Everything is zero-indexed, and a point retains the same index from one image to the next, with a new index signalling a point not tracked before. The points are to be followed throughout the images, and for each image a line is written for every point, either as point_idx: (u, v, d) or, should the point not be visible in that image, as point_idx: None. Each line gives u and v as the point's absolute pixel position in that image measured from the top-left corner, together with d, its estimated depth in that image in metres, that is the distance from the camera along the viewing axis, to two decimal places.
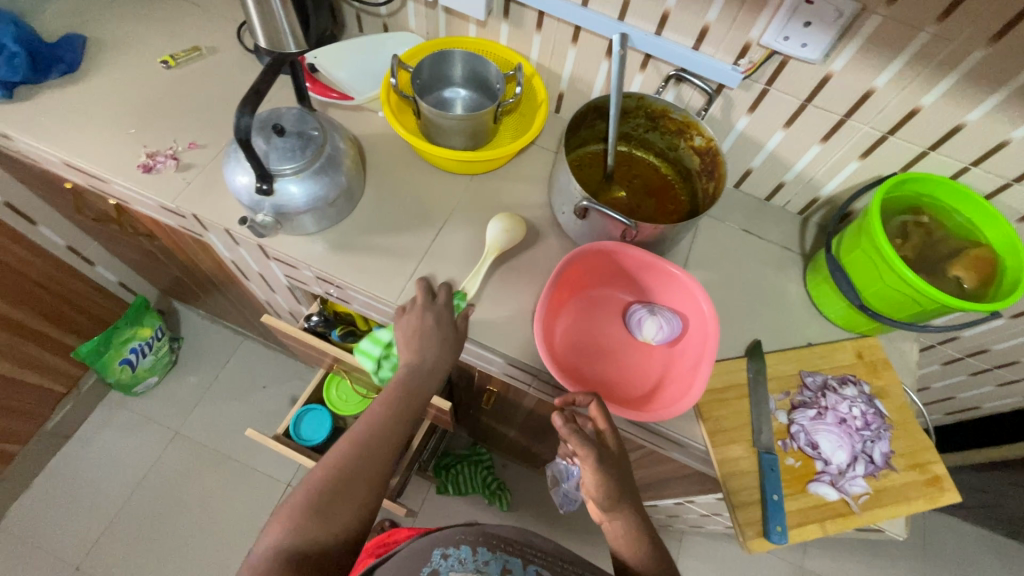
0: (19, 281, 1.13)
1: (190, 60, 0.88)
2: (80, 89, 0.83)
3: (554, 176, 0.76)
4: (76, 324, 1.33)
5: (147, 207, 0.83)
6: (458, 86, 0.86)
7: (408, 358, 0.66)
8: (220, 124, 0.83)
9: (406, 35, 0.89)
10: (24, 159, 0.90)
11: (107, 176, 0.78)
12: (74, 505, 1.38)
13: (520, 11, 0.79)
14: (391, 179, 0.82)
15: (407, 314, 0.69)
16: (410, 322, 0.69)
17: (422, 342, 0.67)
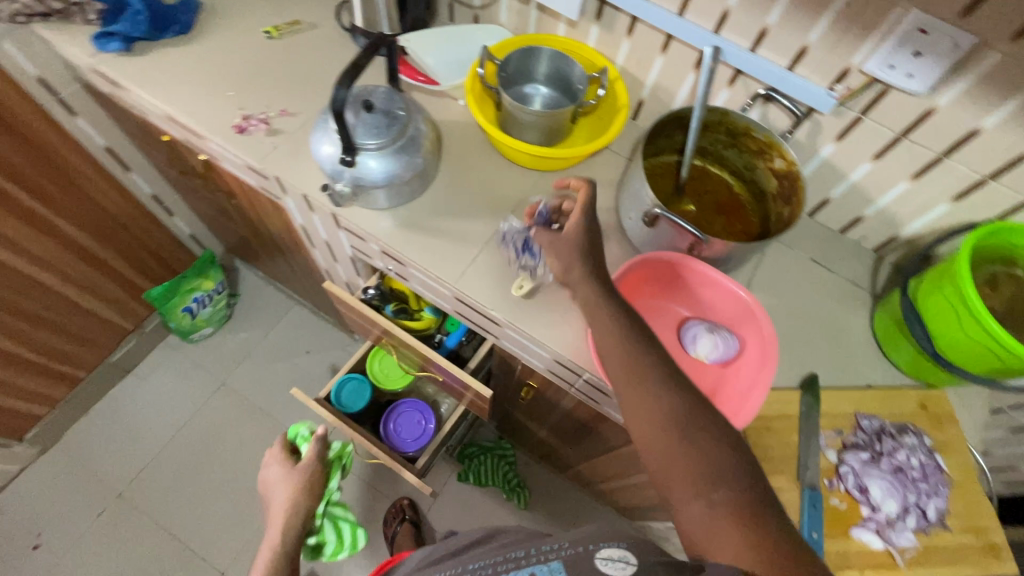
0: (102, 218, 1.22)
1: (290, 33, 0.93)
2: (189, 49, 0.90)
3: (625, 181, 0.76)
4: (149, 268, 1.42)
5: (234, 165, 0.88)
6: (539, 83, 0.87)
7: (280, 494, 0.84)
8: (311, 95, 0.87)
9: (496, 27, 0.91)
10: (131, 109, 0.97)
11: (203, 132, 0.84)
12: (124, 435, 1.47)
13: (613, 15, 0.80)
14: (463, 166, 0.84)
15: (269, 468, 0.88)
16: (272, 472, 0.87)
17: (278, 481, 0.85)
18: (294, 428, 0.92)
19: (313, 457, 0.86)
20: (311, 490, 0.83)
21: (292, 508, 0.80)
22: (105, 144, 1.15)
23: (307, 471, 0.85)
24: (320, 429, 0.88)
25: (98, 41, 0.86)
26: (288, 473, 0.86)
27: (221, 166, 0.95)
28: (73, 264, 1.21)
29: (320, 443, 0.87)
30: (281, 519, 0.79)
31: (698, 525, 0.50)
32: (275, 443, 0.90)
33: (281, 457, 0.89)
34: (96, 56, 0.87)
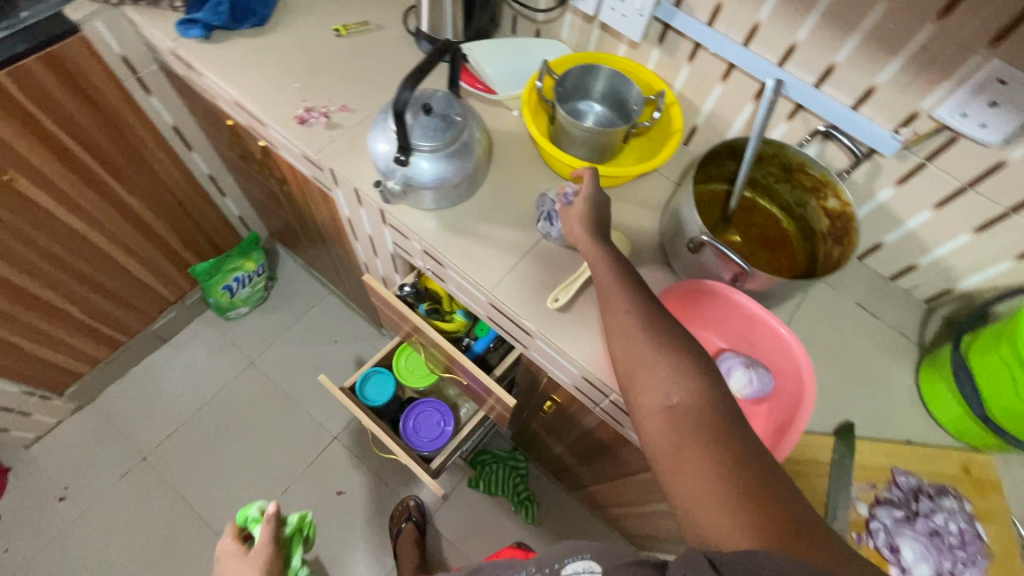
0: (159, 192, 1.28)
1: (357, 32, 0.97)
2: (262, 41, 0.94)
3: (672, 205, 0.76)
4: (197, 245, 1.48)
5: (291, 154, 0.92)
6: (594, 100, 0.87)
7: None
8: (371, 94, 0.90)
9: (556, 43, 0.92)
10: (201, 92, 1.02)
11: (267, 121, 0.87)
12: (155, 402, 1.53)
13: (676, 39, 0.80)
14: (511, 175, 0.85)
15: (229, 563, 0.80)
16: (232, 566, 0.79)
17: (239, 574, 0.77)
18: (242, 513, 0.84)
19: (265, 540, 0.79)
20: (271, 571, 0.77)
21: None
22: (173, 123, 1.21)
23: (263, 551, 0.78)
24: (270, 507, 0.80)
25: (181, 27, 0.91)
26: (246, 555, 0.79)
27: (278, 153, 0.99)
28: (128, 233, 1.27)
29: (271, 524, 0.79)
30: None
31: (673, 467, 0.48)
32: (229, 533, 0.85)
33: (235, 548, 0.82)
34: (177, 41, 0.92)
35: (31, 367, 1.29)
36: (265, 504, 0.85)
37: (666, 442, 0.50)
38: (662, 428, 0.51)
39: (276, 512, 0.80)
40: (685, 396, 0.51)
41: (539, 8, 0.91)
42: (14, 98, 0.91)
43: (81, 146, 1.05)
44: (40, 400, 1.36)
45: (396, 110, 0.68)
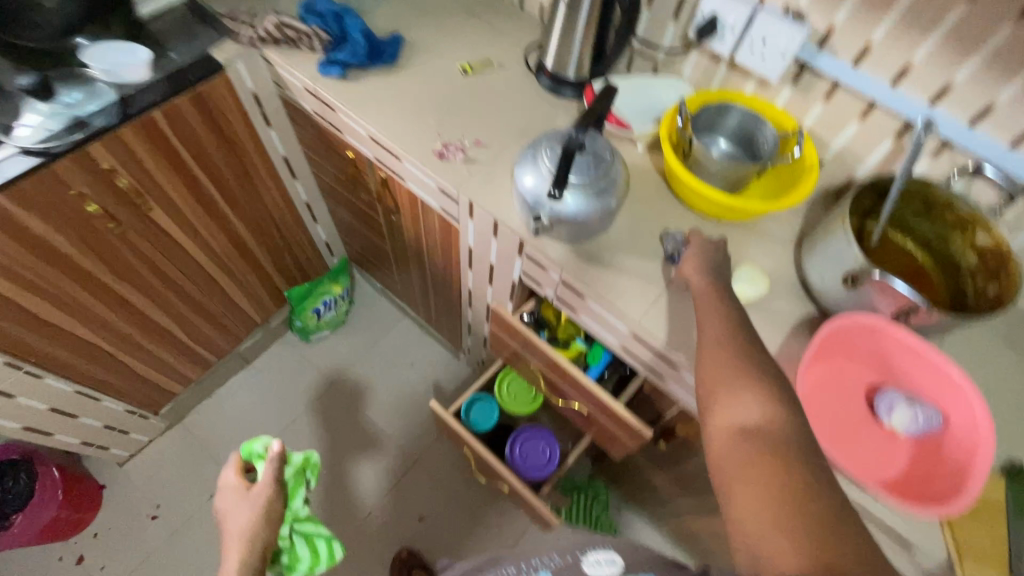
0: (265, 218, 1.33)
1: (482, 71, 1.01)
2: (394, 79, 0.98)
3: (821, 240, 0.77)
4: (288, 270, 1.53)
5: (421, 186, 0.95)
6: (718, 135, 0.89)
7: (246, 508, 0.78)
8: (502, 130, 0.94)
9: (678, 81, 0.95)
10: (325, 126, 1.07)
11: (405, 155, 0.91)
12: (240, 422, 1.55)
13: (814, 78, 0.81)
14: (644, 209, 0.88)
15: (232, 489, 0.81)
16: (235, 493, 0.81)
17: (242, 504, 0.79)
18: (246, 449, 0.85)
19: (270, 478, 0.81)
20: (270, 512, 0.78)
21: (249, 533, 0.74)
22: (284, 154, 1.26)
23: (262, 491, 0.80)
24: (277, 445, 0.82)
25: (322, 67, 0.96)
26: (248, 494, 0.79)
27: (401, 184, 1.02)
28: (233, 258, 1.32)
29: (279, 464, 0.82)
30: (236, 549, 0.72)
31: (731, 475, 0.52)
32: (229, 466, 0.84)
33: (237, 482, 0.82)
34: (317, 79, 0.97)
35: (136, 387, 1.32)
36: (270, 441, 0.87)
37: (732, 452, 0.53)
38: (728, 441, 0.54)
39: (282, 449, 0.82)
40: (763, 418, 0.54)
41: (662, 47, 0.95)
42: (163, 133, 0.97)
43: (207, 176, 1.11)
44: (139, 419, 1.39)
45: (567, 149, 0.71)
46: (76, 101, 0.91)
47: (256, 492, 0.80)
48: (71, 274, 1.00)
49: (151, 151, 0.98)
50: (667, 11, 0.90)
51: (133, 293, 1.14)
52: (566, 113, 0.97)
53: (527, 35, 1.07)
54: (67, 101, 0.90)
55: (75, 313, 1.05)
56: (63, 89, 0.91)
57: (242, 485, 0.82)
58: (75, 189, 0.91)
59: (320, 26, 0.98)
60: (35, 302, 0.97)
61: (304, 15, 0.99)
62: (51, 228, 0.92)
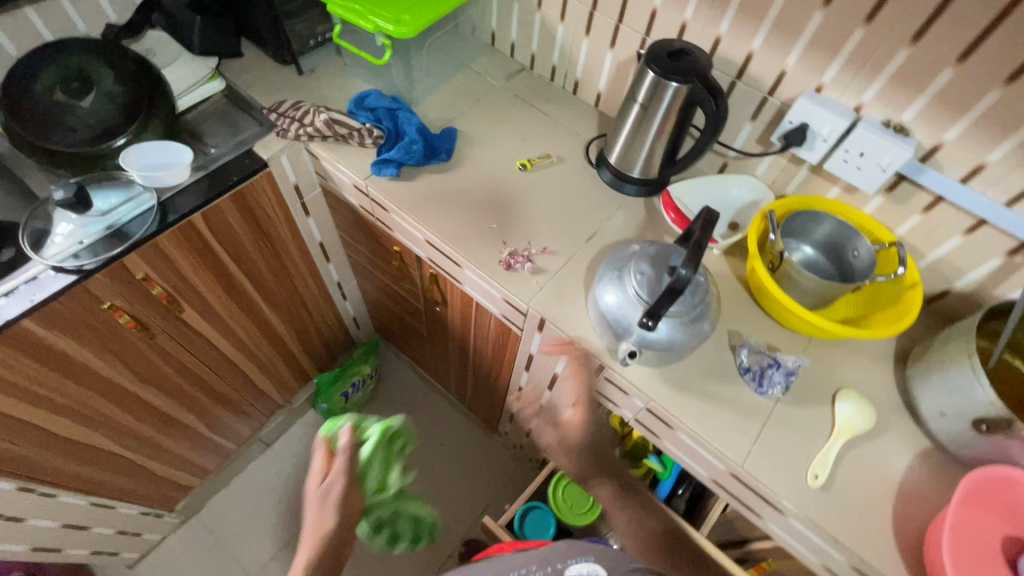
0: (297, 304, 1.26)
1: (540, 166, 0.96)
2: (449, 177, 0.93)
3: (938, 369, 0.70)
4: (316, 350, 1.44)
5: (483, 294, 0.89)
6: (806, 243, 0.84)
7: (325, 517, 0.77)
8: (569, 234, 0.88)
9: (751, 179, 0.90)
10: (371, 219, 1.01)
11: (466, 262, 0.85)
12: (259, 515, 1.42)
13: (911, 190, 0.76)
14: (729, 323, 0.81)
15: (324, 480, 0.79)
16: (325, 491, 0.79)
17: (323, 510, 0.77)
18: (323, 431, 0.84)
19: (340, 470, 0.78)
20: (346, 507, 0.78)
21: (320, 534, 0.75)
22: (320, 239, 1.19)
23: (337, 487, 0.78)
24: (342, 436, 0.79)
25: (374, 166, 0.90)
26: (320, 493, 0.78)
27: (455, 285, 0.95)
28: (261, 347, 1.23)
29: (344, 456, 0.79)
30: (314, 515, 0.77)
31: None
32: (317, 448, 0.82)
33: (320, 468, 0.80)
34: (368, 178, 0.91)
35: (151, 488, 1.22)
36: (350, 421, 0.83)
37: None
38: None
39: (347, 442, 0.79)
40: None
41: (735, 145, 0.90)
42: (200, 234, 0.90)
43: (244, 273, 1.04)
44: (153, 518, 1.29)
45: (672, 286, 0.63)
46: (110, 207, 0.84)
47: (342, 486, 0.78)
48: (96, 388, 0.92)
49: (190, 257, 0.91)
50: (743, 111, 0.85)
51: (158, 397, 1.05)
52: (632, 213, 0.92)
53: (584, 126, 1.03)
54: (100, 208, 0.83)
55: (97, 426, 0.97)
56: (97, 195, 0.85)
57: (323, 472, 0.80)
58: (108, 302, 0.84)
59: (372, 121, 0.93)
60: (56, 421, 0.89)
61: (354, 110, 0.94)
62: (80, 346, 0.84)
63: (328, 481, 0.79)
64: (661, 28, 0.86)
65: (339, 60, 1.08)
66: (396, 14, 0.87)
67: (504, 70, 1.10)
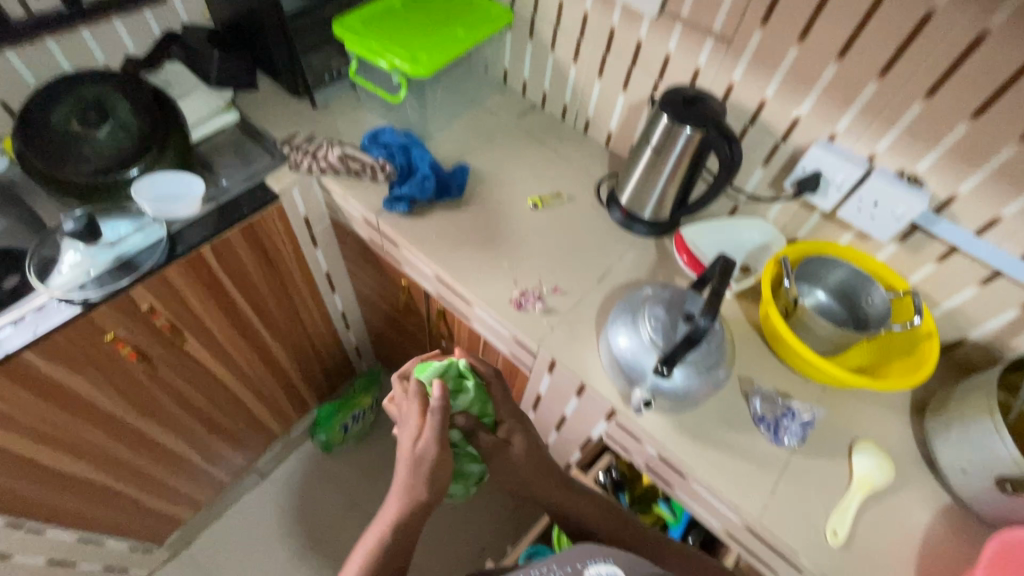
0: (301, 334, 1.24)
1: (551, 205, 0.96)
2: (461, 214, 0.93)
3: (958, 423, 0.68)
4: (316, 379, 1.42)
5: (492, 332, 0.88)
6: (818, 288, 0.84)
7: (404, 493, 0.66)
8: (580, 275, 0.87)
9: (762, 223, 0.90)
10: (380, 252, 1.00)
11: (476, 300, 0.84)
12: (250, 550, 1.37)
13: (925, 240, 0.76)
14: (743, 369, 0.79)
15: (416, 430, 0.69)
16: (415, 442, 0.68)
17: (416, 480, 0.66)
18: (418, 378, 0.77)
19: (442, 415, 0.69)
20: (437, 476, 0.67)
21: (407, 492, 0.66)
22: (327, 270, 1.18)
23: (431, 449, 0.67)
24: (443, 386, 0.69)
25: (386, 201, 0.90)
26: (411, 458, 0.67)
27: (464, 322, 0.94)
28: (262, 377, 1.21)
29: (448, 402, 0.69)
30: (401, 479, 0.67)
31: None
32: (413, 394, 0.72)
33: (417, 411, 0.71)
34: (381, 213, 0.91)
35: (142, 522, 1.17)
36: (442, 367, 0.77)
37: None
38: None
39: (442, 396, 0.69)
40: None
41: (746, 189, 0.90)
42: (208, 265, 0.89)
43: (250, 304, 1.03)
44: (142, 552, 1.24)
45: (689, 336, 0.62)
46: (121, 236, 0.83)
47: (436, 444, 0.68)
48: (93, 421, 0.89)
49: (197, 288, 0.90)
50: (755, 156, 0.86)
51: (155, 430, 1.03)
52: (643, 254, 0.91)
53: (594, 165, 1.03)
54: (110, 238, 0.83)
55: (92, 459, 0.94)
56: (108, 225, 0.84)
57: (416, 430, 0.69)
58: (111, 333, 0.82)
59: (385, 157, 0.93)
60: (49, 455, 0.86)
61: (367, 146, 0.95)
62: (80, 378, 0.82)
63: (421, 436, 0.68)
64: (674, 73, 0.87)
65: (353, 95, 1.09)
66: (413, 54, 0.88)
67: (515, 108, 1.12)
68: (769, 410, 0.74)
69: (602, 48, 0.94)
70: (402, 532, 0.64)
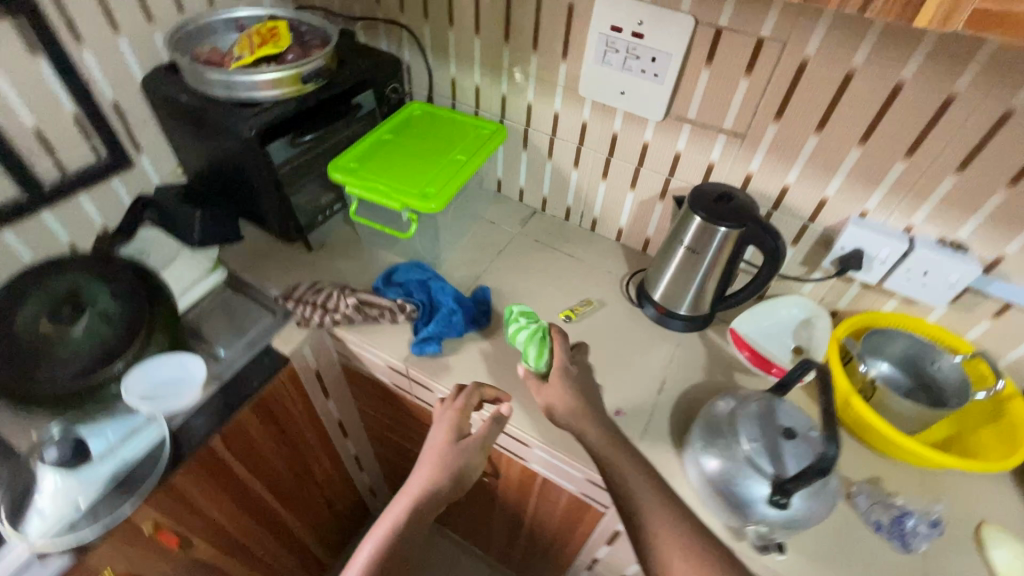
0: (315, 493, 1.09)
1: (583, 315, 0.91)
2: (493, 342, 0.86)
3: None
4: (333, 537, 1.25)
5: (557, 471, 0.79)
6: (882, 360, 0.81)
7: (433, 472, 0.69)
8: (637, 390, 0.81)
9: (800, 296, 0.86)
10: (407, 396, 0.90)
11: (535, 443, 0.76)
12: None
13: (976, 299, 0.75)
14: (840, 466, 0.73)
15: (452, 410, 0.72)
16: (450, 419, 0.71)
17: (448, 465, 0.69)
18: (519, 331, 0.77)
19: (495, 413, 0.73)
20: (460, 477, 0.71)
21: (429, 490, 0.67)
22: (339, 417, 1.06)
23: (471, 449, 0.71)
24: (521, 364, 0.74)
25: (415, 345, 0.82)
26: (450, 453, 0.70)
27: (516, 461, 0.85)
28: (277, 554, 1.04)
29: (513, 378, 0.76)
30: (429, 472, 0.69)
31: None
32: (463, 395, 0.73)
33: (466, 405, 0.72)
34: (408, 358, 0.82)
35: None
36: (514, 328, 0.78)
37: None
38: None
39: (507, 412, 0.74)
40: None
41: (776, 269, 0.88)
42: (218, 457, 0.77)
43: (262, 480, 0.90)
44: None
45: (815, 466, 0.56)
46: (111, 446, 0.70)
47: (472, 440, 0.72)
48: None
49: (206, 487, 0.78)
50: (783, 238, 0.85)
51: None
52: (693, 353, 0.87)
53: (612, 264, 1.00)
54: (98, 450, 0.69)
55: None
56: (92, 433, 0.71)
57: (457, 431, 0.71)
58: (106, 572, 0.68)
59: (402, 296, 0.86)
60: None
61: (382, 288, 0.88)
62: None
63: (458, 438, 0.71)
64: (686, 169, 0.87)
65: (348, 230, 1.03)
66: (421, 189, 0.84)
67: (516, 216, 1.09)
68: (876, 511, 0.68)
69: (605, 152, 0.93)
70: (416, 519, 0.67)
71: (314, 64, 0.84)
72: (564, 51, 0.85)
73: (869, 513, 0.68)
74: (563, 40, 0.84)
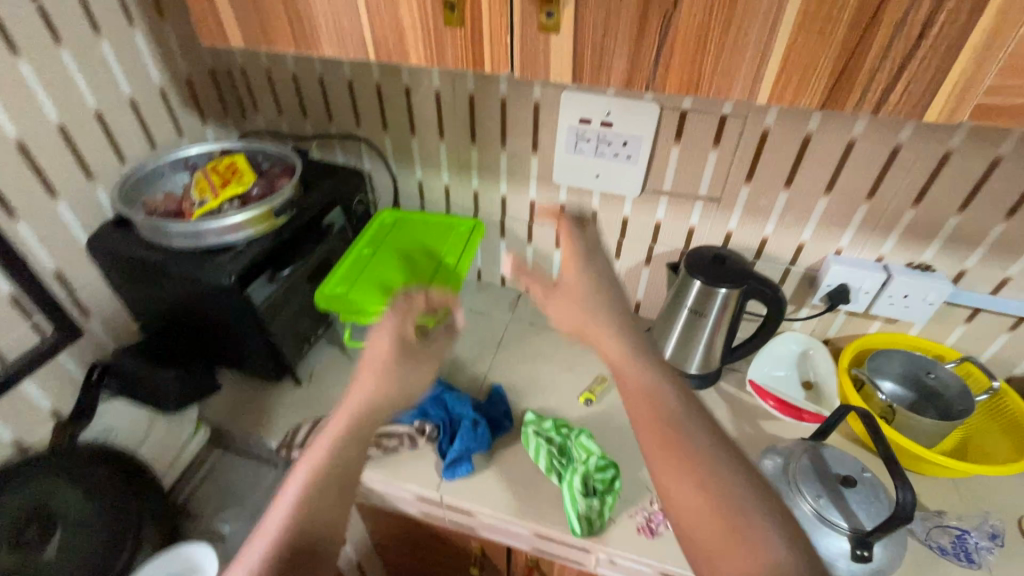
0: None
1: (602, 394, 0.90)
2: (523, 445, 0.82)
3: None
4: None
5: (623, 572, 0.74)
6: (887, 380, 0.85)
7: (376, 385, 0.55)
8: None
9: (794, 333, 0.91)
10: (439, 523, 0.83)
11: (596, 547, 0.72)
12: None
13: (950, 310, 0.83)
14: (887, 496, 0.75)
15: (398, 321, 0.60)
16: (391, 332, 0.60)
17: (395, 371, 0.56)
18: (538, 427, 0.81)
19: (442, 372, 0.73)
20: (411, 391, 0.57)
21: (368, 401, 0.54)
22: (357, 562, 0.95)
23: (413, 349, 0.59)
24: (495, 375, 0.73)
25: (444, 469, 0.77)
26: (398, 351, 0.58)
27: (573, 568, 0.79)
28: None
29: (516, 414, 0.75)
30: (371, 379, 0.55)
31: None
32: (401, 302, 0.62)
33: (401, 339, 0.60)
34: (441, 485, 0.77)
35: None
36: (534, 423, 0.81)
37: None
38: None
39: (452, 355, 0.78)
40: None
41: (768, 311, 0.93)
42: None
43: None
44: None
45: (897, 517, 0.57)
46: None
47: (419, 349, 0.60)
48: None
49: None
50: None
51: None
52: (716, 411, 0.88)
53: None
54: None
55: None
56: None
57: (402, 335, 0.60)
58: None
59: (419, 416, 0.81)
60: None
61: None
62: None
63: (404, 349, 0.59)
64: (669, 235, 0.90)
65: (335, 353, 0.96)
66: None
67: (503, 302, 1.07)
68: (937, 537, 0.70)
69: None
70: (359, 437, 0.52)
71: (285, 195, 0.80)
72: (534, 145, 0.88)
73: (932, 539, 0.70)
74: (531, 134, 0.87)
